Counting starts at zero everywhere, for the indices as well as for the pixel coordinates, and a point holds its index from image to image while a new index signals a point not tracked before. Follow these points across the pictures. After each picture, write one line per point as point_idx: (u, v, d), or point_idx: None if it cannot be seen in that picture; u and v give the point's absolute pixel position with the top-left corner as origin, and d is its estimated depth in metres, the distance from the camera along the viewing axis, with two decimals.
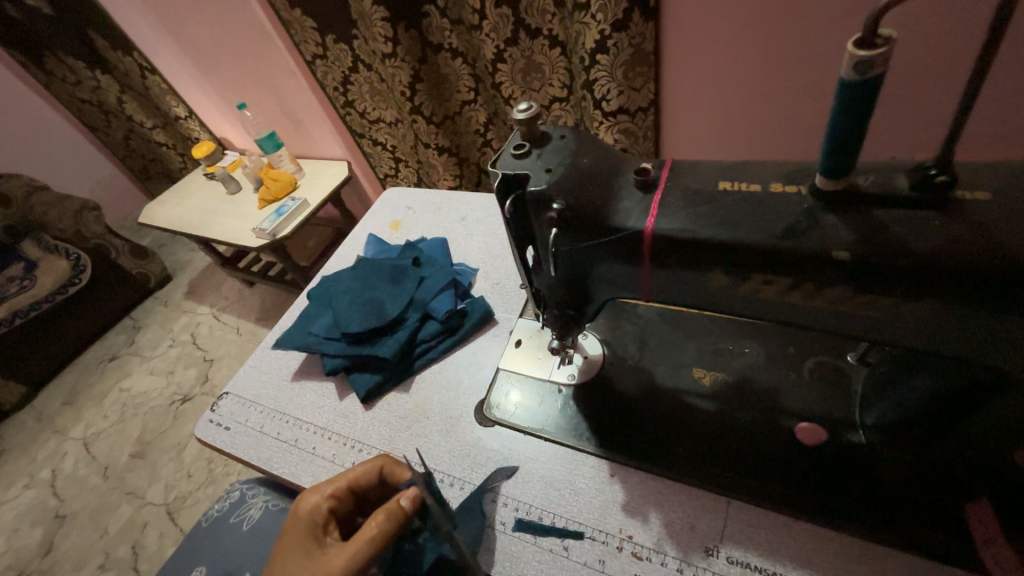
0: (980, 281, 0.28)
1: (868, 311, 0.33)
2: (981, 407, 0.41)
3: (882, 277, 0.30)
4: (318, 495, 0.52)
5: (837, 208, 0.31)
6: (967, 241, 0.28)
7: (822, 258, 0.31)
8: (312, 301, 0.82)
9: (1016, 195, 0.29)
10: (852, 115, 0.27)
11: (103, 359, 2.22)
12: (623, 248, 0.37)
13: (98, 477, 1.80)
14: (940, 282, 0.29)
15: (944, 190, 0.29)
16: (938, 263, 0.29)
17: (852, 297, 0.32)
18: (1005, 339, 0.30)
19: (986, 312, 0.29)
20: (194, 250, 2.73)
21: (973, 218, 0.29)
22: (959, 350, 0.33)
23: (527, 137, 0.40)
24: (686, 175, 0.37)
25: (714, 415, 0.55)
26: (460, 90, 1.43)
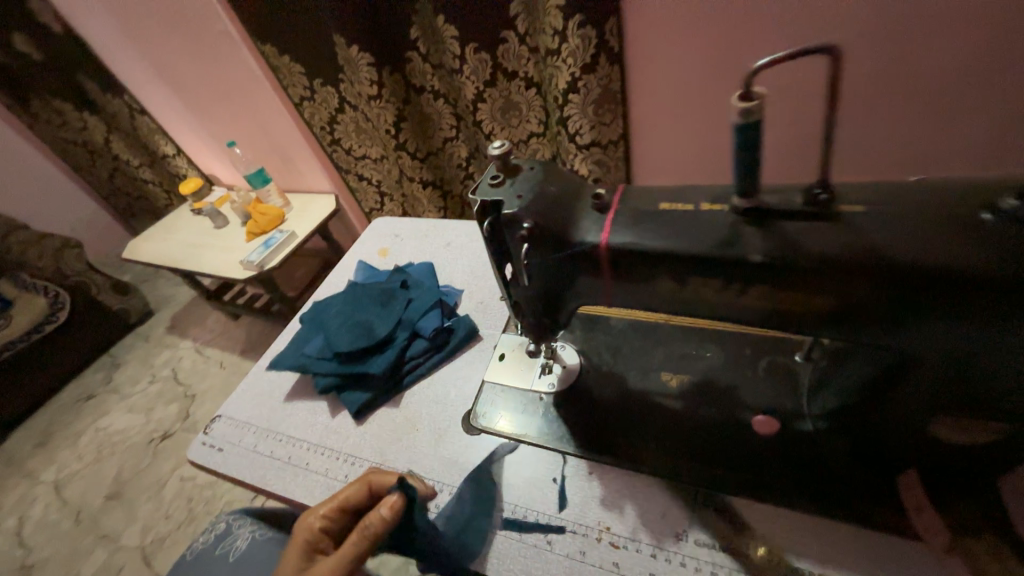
0: (868, 277, 0.35)
1: (787, 304, 0.40)
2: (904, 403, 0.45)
3: (790, 273, 0.37)
4: (314, 515, 0.56)
5: (750, 220, 0.38)
6: (850, 242, 0.35)
7: (740, 260, 0.38)
8: (304, 325, 0.86)
9: (892, 205, 0.36)
10: (751, 146, 0.34)
11: (79, 398, 2.17)
12: (583, 260, 0.44)
13: (71, 522, 1.73)
14: (834, 275, 0.36)
15: (827, 204, 0.37)
16: (829, 260, 0.36)
17: (773, 293, 0.39)
18: (899, 323, 0.37)
19: (873, 297, 0.36)
20: (177, 285, 2.73)
21: (852, 224, 0.36)
22: (867, 336, 0.40)
23: (501, 169, 0.46)
24: (634, 197, 0.44)
25: (680, 412, 0.60)
26: (442, 128, 1.53)
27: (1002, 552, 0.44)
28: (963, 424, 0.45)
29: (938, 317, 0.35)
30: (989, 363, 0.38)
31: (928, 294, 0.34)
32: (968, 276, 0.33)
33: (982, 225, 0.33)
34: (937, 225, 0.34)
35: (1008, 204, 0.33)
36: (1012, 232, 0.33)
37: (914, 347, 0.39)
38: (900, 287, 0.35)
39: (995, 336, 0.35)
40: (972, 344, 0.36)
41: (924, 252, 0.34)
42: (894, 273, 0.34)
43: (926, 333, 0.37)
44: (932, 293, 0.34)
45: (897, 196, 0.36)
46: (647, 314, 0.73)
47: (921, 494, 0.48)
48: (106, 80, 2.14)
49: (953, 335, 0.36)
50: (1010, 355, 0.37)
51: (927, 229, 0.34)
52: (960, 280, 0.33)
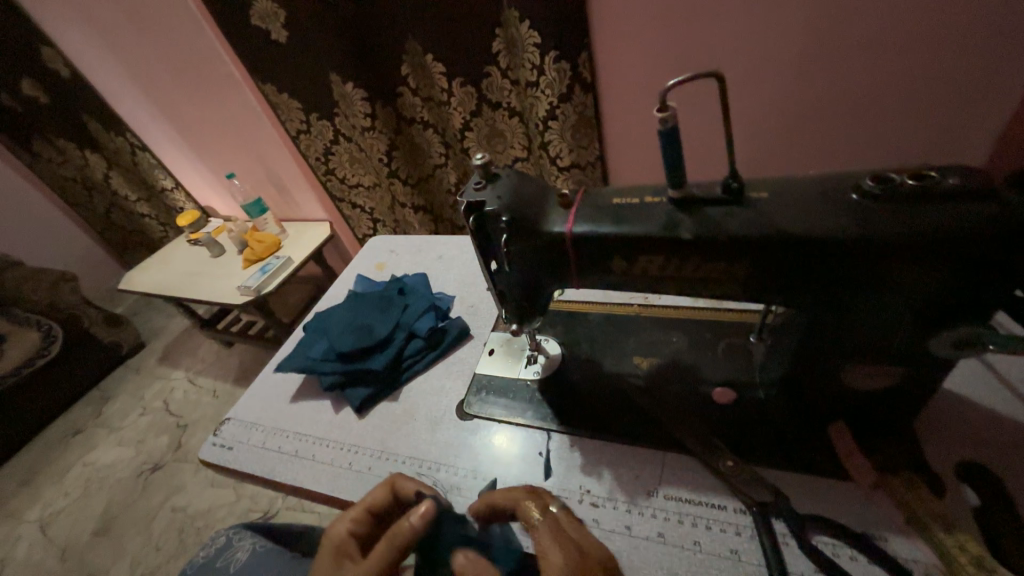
0: (776, 247, 0.45)
1: (713, 274, 0.49)
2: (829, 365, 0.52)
3: (713, 247, 0.47)
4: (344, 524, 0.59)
5: (683, 206, 0.48)
6: (752, 219, 0.45)
7: (675, 238, 0.48)
8: (308, 332, 0.93)
9: (789, 191, 0.46)
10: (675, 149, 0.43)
11: (68, 434, 2.16)
12: (553, 247, 0.53)
13: (56, 560, 1.70)
14: (747, 247, 0.45)
15: (738, 191, 0.46)
16: (742, 233, 0.45)
17: (703, 264, 0.48)
18: (806, 284, 0.46)
19: (779, 263, 0.46)
20: (170, 315, 2.75)
21: (757, 205, 0.46)
22: (786, 298, 0.49)
23: (484, 177, 0.55)
24: (593, 195, 0.54)
25: (649, 389, 0.68)
26: (432, 156, 1.65)
27: (917, 482, 0.50)
28: (875, 373, 0.51)
29: (835, 276, 0.45)
30: (887, 320, 0.46)
31: (822, 257, 0.44)
32: (846, 241, 0.42)
33: (852, 202, 0.43)
34: (825, 203, 0.44)
35: (869, 185, 0.43)
36: (875, 206, 0.42)
37: (823, 305, 0.48)
38: (800, 254, 0.44)
39: (880, 291, 0.44)
40: (864, 298, 0.45)
41: (812, 224, 0.43)
42: (795, 242, 0.44)
43: (830, 291, 0.46)
44: (825, 255, 0.43)
45: (795, 187, 0.47)
46: (620, 308, 0.81)
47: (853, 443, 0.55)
48: (109, 120, 2.24)
49: (849, 292, 0.45)
50: (892, 305, 0.45)
51: (818, 208, 0.44)
52: (841, 243, 0.42)
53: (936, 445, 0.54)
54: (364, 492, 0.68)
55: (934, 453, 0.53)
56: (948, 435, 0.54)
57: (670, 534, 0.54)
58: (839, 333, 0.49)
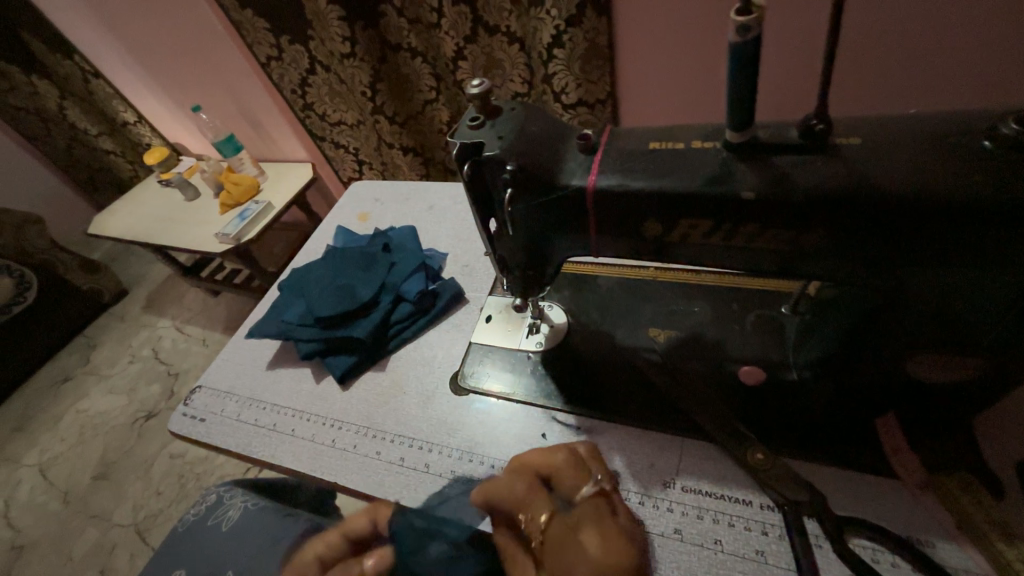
0: (857, 208, 0.35)
1: (771, 244, 0.40)
2: (884, 348, 0.45)
3: (781, 209, 0.37)
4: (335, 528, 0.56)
5: (743, 157, 0.38)
6: (840, 172, 0.35)
7: (731, 198, 0.37)
8: (283, 292, 0.83)
9: (879, 137, 0.36)
10: (747, 69, 0.32)
11: (56, 381, 2.11)
12: (567, 204, 0.42)
13: (58, 503, 1.71)
14: (826, 211, 0.36)
15: (823, 137, 0.36)
16: (819, 193, 0.36)
17: (759, 230, 0.39)
18: (883, 255, 0.38)
19: (864, 231, 0.36)
20: (151, 262, 2.62)
21: (845, 156, 0.36)
22: (853, 270, 0.40)
23: (481, 111, 0.43)
24: (620, 137, 0.42)
25: (666, 366, 0.60)
26: (420, 90, 1.46)
27: (972, 484, 0.45)
28: (945, 363, 0.43)
29: (928, 244, 0.36)
30: (976, 301, 0.38)
31: (917, 219, 0.34)
32: (961, 203, 0.33)
33: (978, 153, 0.34)
34: (924, 152, 0.34)
35: (1007, 128, 0.33)
36: (1006, 159, 0.33)
37: (901, 281, 0.39)
38: (887, 217, 0.35)
39: (984, 268, 0.36)
40: (957, 273, 0.37)
41: (921, 181, 0.34)
42: (884, 202, 0.34)
43: (914, 264, 0.37)
44: (920, 218, 0.34)
45: (886, 133, 0.36)
46: (635, 271, 0.72)
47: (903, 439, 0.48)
48: (54, 40, 1.98)
49: (942, 269, 0.37)
50: (995, 286, 0.37)
51: (916, 159, 0.34)
52: (955, 207, 0.33)
53: (994, 445, 0.48)
54: (349, 472, 0.62)
55: (991, 453, 0.47)
56: (1004, 432, 0.49)
57: (688, 531, 0.49)
58: (914, 317, 0.41)
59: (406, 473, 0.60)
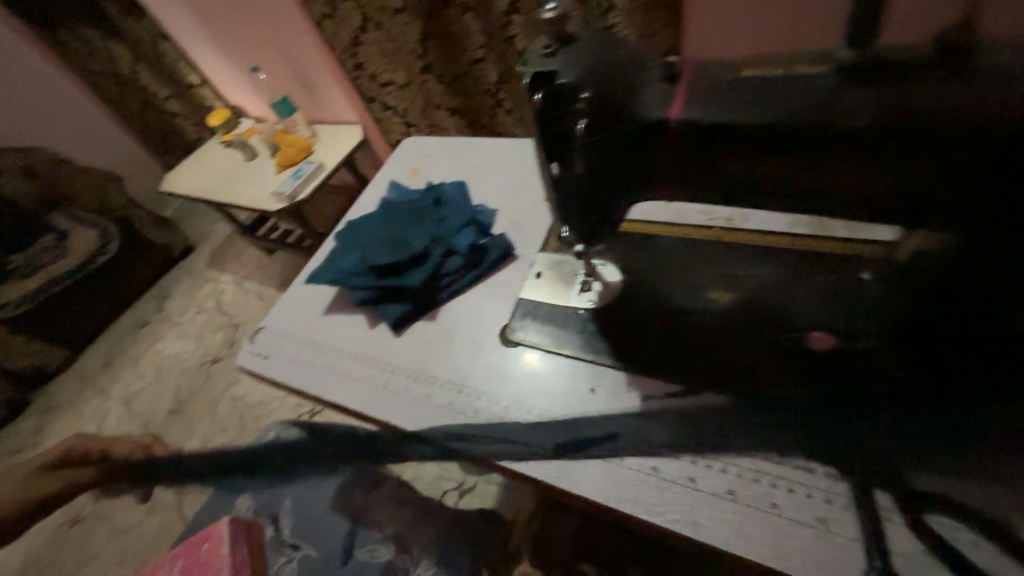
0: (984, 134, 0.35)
1: (860, 182, 0.40)
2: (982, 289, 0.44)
3: (892, 138, 0.37)
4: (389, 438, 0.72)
5: (843, 87, 0.37)
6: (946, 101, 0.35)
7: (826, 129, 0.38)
8: (338, 242, 0.86)
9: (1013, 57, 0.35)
10: None
11: (136, 324, 2.33)
12: (644, 138, 0.43)
13: (140, 431, 1.92)
14: (927, 141, 0.36)
15: (952, 53, 0.36)
16: (942, 118, 0.35)
17: (862, 162, 0.39)
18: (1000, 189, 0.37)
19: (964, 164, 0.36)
20: (214, 220, 2.79)
21: (976, 76, 0.35)
22: (959, 207, 0.39)
23: (555, 38, 0.43)
24: (706, 68, 0.41)
25: (725, 328, 0.58)
26: (469, 49, 1.41)
27: None
28: None
29: None
30: None
31: None
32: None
33: None
34: None
35: None
36: None
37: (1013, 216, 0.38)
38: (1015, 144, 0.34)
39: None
40: None
41: None
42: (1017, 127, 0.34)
43: None
44: None
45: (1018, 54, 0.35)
46: (695, 232, 0.68)
47: (984, 406, 0.46)
48: None
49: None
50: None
51: None
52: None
53: None
54: (400, 412, 0.64)
55: None
56: None
57: (742, 493, 0.47)
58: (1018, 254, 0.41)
59: (454, 417, 0.62)
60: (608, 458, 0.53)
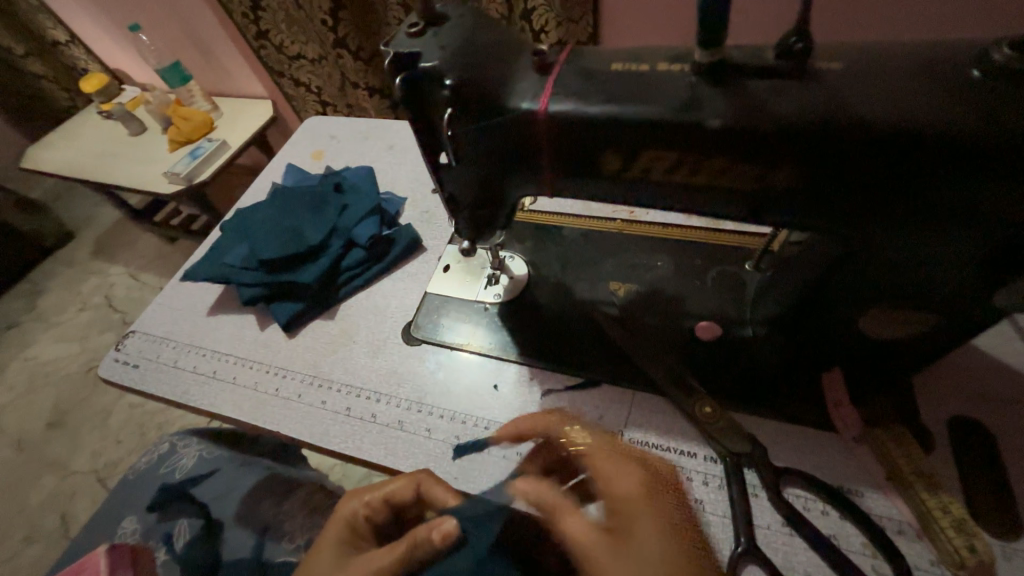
0: (841, 147, 0.33)
1: (733, 182, 0.37)
2: (853, 300, 0.43)
3: (752, 141, 0.34)
4: (353, 502, 0.51)
5: (688, 92, 0.35)
6: (814, 100, 0.32)
7: (691, 128, 0.35)
8: (224, 233, 0.77)
9: (880, 66, 0.33)
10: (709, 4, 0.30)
11: (0, 327, 1.98)
12: (518, 132, 0.39)
13: (11, 450, 1.65)
14: (797, 139, 0.33)
15: (800, 57, 0.33)
16: (793, 124, 0.33)
17: (725, 171, 0.36)
18: (862, 215, 0.36)
19: (826, 169, 0.34)
20: (98, 203, 2.39)
21: (826, 82, 0.33)
22: (828, 228, 0.39)
23: (424, 17, 0.40)
24: (579, 59, 0.39)
25: (623, 319, 0.58)
26: (387, 24, 1.34)
27: (906, 440, 0.45)
28: (894, 318, 0.43)
29: (920, 213, 0.35)
30: (950, 260, 0.37)
31: (912, 157, 0.32)
32: (952, 141, 0.31)
33: (967, 83, 0.32)
34: (934, 86, 0.32)
35: (998, 56, 0.31)
36: (996, 92, 0.31)
37: (886, 236, 0.37)
38: (871, 150, 0.32)
39: (933, 227, 0.35)
40: (961, 243, 0.35)
41: (910, 113, 0.31)
42: (862, 132, 0.32)
43: (899, 226, 0.36)
44: (913, 158, 0.32)
45: (880, 58, 0.33)
46: (601, 223, 0.68)
47: (816, 375, 0.50)
48: None
49: (890, 212, 0.35)
50: (942, 240, 0.36)
51: (926, 89, 0.32)
52: (947, 145, 0.31)
53: (933, 407, 0.48)
54: (291, 422, 0.59)
55: (929, 413, 0.48)
56: (943, 393, 0.48)
57: None
58: (867, 278, 0.41)
59: (352, 423, 0.57)
60: (509, 453, 0.53)
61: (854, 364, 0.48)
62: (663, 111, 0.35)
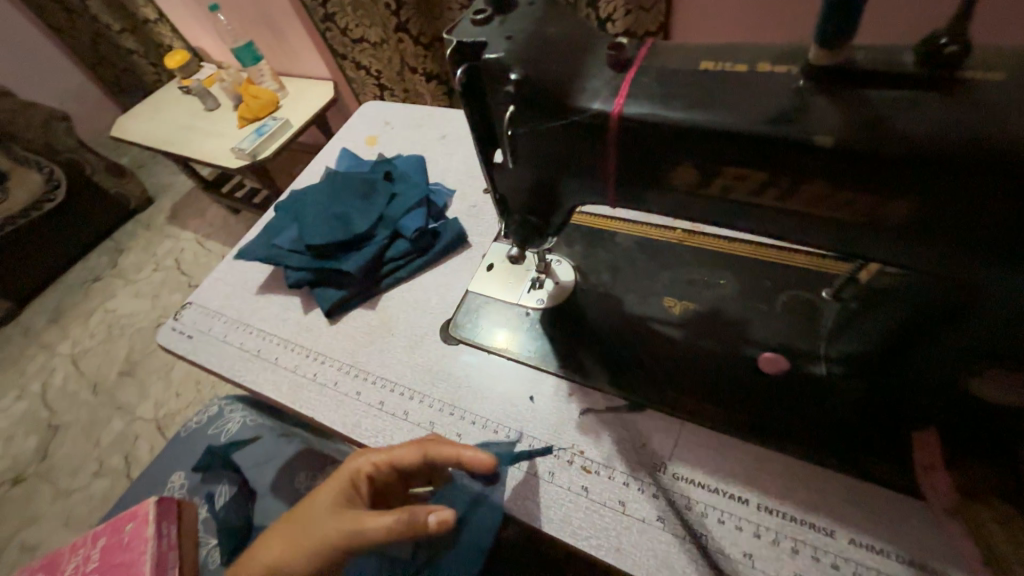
0: (981, 180, 0.27)
1: (832, 209, 0.32)
2: (959, 346, 0.38)
3: (864, 164, 0.28)
4: (360, 459, 0.46)
5: (790, 101, 0.30)
6: (959, 122, 0.26)
7: (790, 143, 0.29)
8: (278, 214, 0.78)
9: None
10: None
11: (86, 279, 2.18)
12: (583, 135, 0.35)
13: (89, 392, 1.83)
14: (929, 170, 0.27)
15: (945, 63, 0.27)
16: (922, 147, 0.27)
17: (826, 195, 0.31)
18: (995, 258, 0.30)
19: (960, 206, 0.28)
20: (175, 172, 2.56)
21: (973, 96, 0.27)
22: (947, 270, 0.32)
23: (491, 4, 0.36)
24: (661, 54, 0.35)
25: (678, 341, 0.54)
26: (451, 8, 1.31)
27: None
28: (1014, 375, 0.38)
29: None
30: None
31: None
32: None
33: None
34: None
35: None
36: None
37: (1021, 286, 0.31)
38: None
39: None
40: None
41: None
42: (1018, 163, 0.26)
43: None
44: None
45: None
46: (659, 232, 0.63)
47: (902, 430, 0.44)
48: None
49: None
50: None
51: None
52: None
53: None
54: (326, 410, 0.59)
55: None
56: None
57: (673, 521, 0.44)
58: None
59: (384, 419, 0.57)
60: (539, 472, 0.50)
61: (946, 419, 0.42)
62: (759, 121, 0.30)
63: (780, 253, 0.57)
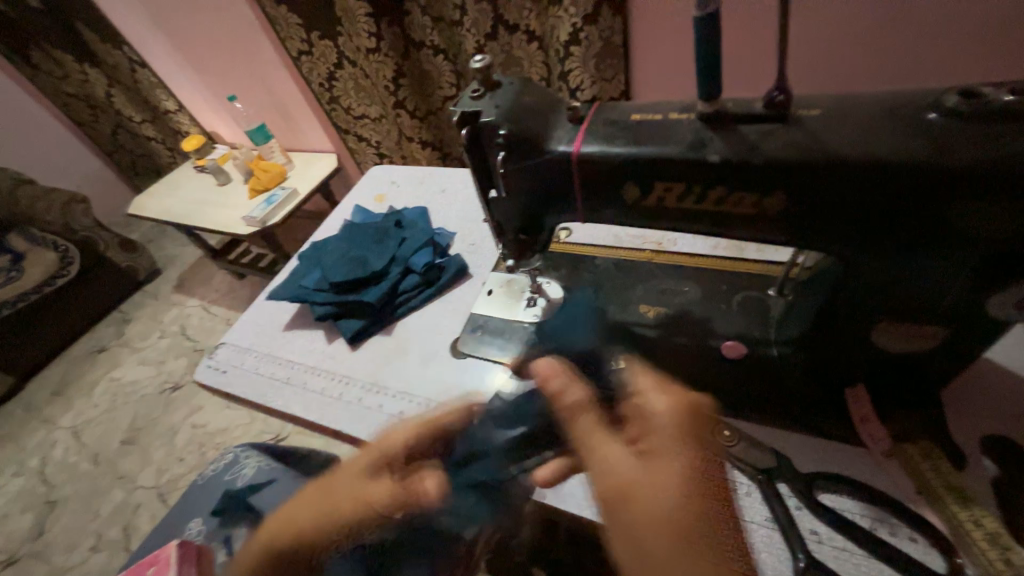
0: (825, 178, 0.39)
1: (736, 208, 0.44)
2: (865, 316, 0.47)
3: (746, 173, 0.41)
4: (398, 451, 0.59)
5: (691, 137, 0.42)
6: (798, 141, 0.39)
7: (696, 164, 0.42)
8: (302, 261, 0.89)
9: (857, 109, 0.39)
10: (708, 66, 0.38)
11: (93, 350, 2.24)
12: (554, 170, 0.48)
13: (89, 463, 1.83)
14: (788, 175, 0.40)
15: (783, 107, 0.40)
16: (780, 160, 0.39)
17: (729, 198, 0.43)
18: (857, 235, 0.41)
19: (817, 198, 0.40)
20: (184, 244, 2.72)
21: (806, 125, 0.39)
22: (831, 246, 0.43)
23: (482, 83, 0.50)
24: (604, 112, 0.48)
25: (654, 339, 0.63)
26: (441, 86, 1.54)
27: (932, 453, 0.48)
28: (906, 333, 0.46)
29: (907, 231, 0.39)
30: (944, 275, 0.41)
31: (890, 185, 0.37)
32: (929, 171, 0.36)
33: (928, 124, 0.37)
34: (904, 122, 0.37)
35: (951, 101, 0.37)
36: (955, 128, 0.36)
37: (885, 252, 0.42)
38: (853, 179, 0.38)
39: (919, 247, 0.40)
40: (949, 261, 0.40)
41: (882, 148, 0.37)
42: (843, 166, 0.38)
43: (890, 243, 0.41)
44: (891, 186, 0.37)
45: (856, 104, 0.40)
46: (631, 254, 0.75)
47: (840, 391, 0.53)
48: (105, 31, 2.06)
49: (880, 239, 0.41)
50: (934, 256, 0.40)
51: (897, 128, 0.37)
52: (925, 175, 0.36)
53: (959, 420, 0.50)
54: (352, 421, 0.67)
55: (958, 425, 0.50)
56: (974, 407, 0.51)
57: None
58: (873, 294, 0.45)
59: None
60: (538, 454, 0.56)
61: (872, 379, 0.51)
62: (672, 152, 0.43)
63: (731, 262, 0.69)
